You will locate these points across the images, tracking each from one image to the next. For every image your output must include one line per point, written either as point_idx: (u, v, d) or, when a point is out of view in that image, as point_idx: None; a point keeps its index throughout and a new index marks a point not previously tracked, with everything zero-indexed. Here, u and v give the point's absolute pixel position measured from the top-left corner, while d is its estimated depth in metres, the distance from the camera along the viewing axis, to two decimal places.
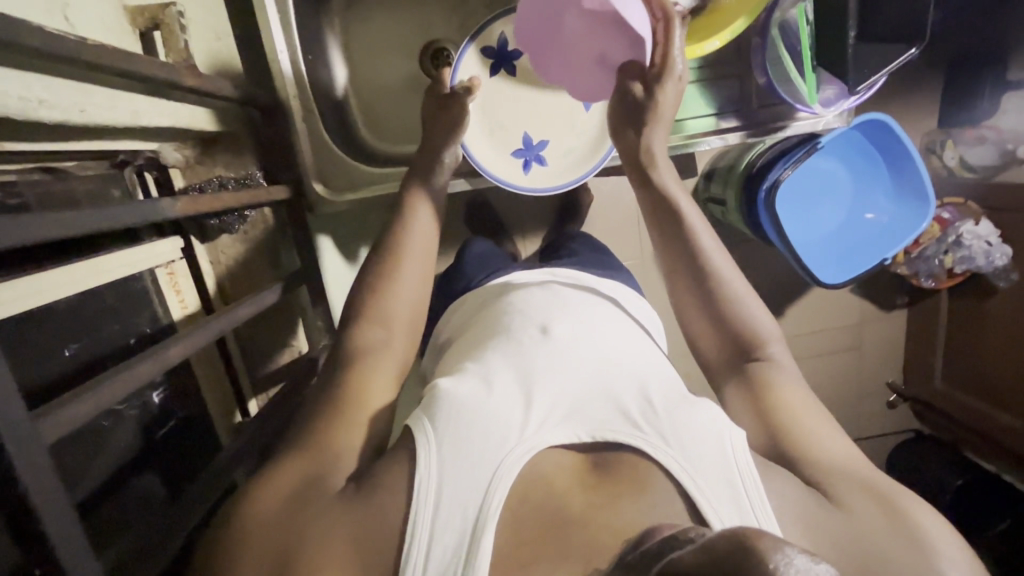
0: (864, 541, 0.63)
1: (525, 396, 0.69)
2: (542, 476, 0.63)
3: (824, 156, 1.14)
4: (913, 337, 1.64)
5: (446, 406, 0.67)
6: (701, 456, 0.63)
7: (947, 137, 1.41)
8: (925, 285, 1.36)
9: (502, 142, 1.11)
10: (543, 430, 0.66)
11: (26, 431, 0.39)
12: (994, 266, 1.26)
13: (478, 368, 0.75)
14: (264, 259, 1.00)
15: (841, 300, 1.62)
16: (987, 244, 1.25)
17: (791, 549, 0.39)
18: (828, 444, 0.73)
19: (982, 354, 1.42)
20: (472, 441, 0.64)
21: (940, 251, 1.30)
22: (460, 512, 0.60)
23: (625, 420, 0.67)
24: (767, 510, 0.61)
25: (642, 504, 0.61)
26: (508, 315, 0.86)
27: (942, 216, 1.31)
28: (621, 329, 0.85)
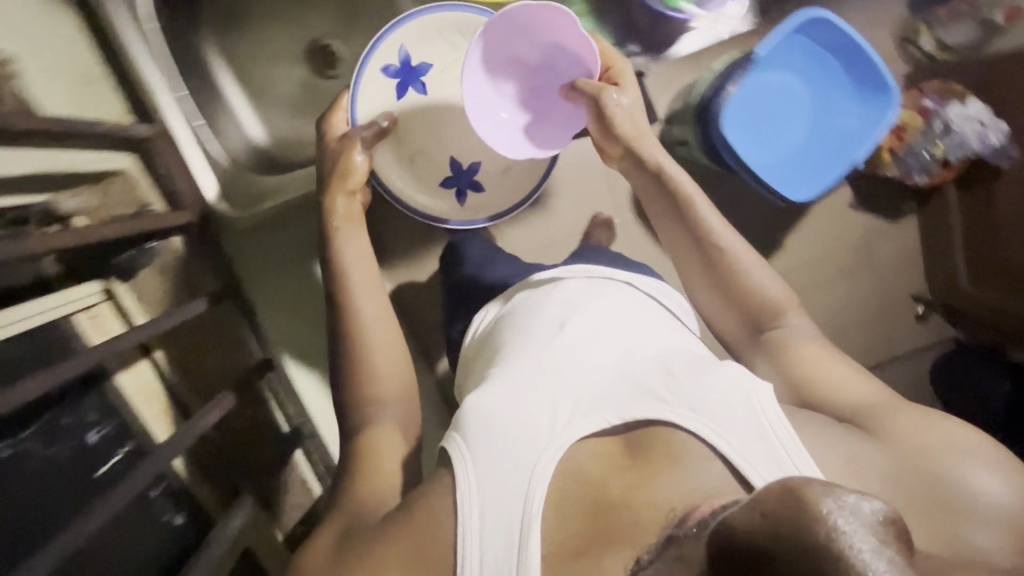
0: (909, 460, 0.64)
1: (547, 393, 0.72)
2: (578, 468, 0.67)
3: (771, 68, 1.07)
4: (931, 240, 1.54)
5: (477, 418, 0.72)
6: (730, 417, 0.66)
7: (919, 22, 1.31)
8: (919, 183, 1.23)
9: (423, 174, 1.31)
10: (572, 424, 0.69)
11: None
12: (989, 145, 1.14)
13: (500, 374, 0.78)
14: (182, 287, 1.06)
15: (840, 218, 1.54)
16: (979, 125, 1.13)
17: (845, 492, 0.40)
18: (853, 388, 0.73)
19: (1001, 243, 1.32)
20: (506, 445, 0.67)
21: (929, 143, 1.19)
22: (507, 514, 0.63)
23: (653, 398, 0.69)
24: (806, 460, 0.62)
25: (679, 475, 0.64)
26: (524, 317, 0.88)
27: (924, 105, 1.19)
28: (639, 309, 0.87)
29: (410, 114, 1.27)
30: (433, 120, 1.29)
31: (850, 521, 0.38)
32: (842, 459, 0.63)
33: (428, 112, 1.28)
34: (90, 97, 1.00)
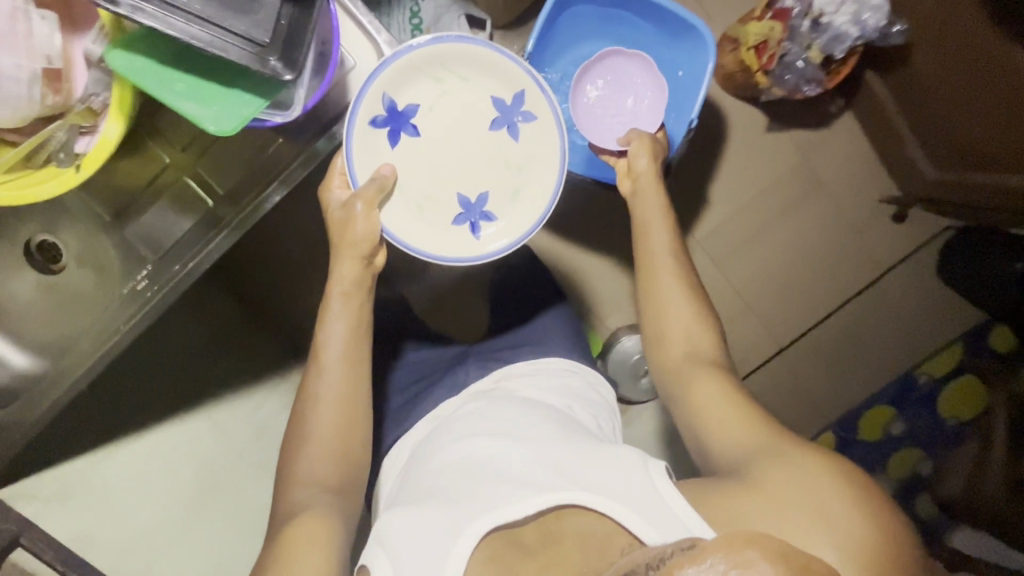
0: (802, 511, 0.56)
1: (464, 494, 0.66)
2: (494, 562, 0.60)
3: (578, 47, 1.07)
4: (873, 134, 1.33)
5: (396, 525, 0.65)
6: (625, 490, 0.61)
7: None
8: (811, 95, 1.05)
9: (436, 217, 0.85)
10: (483, 511, 0.62)
11: None
12: (871, 27, 0.96)
13: (424, 481, 0.72)
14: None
15: (764, 146, 1.35)
16: (854, 8, 0.96)
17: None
18: (745, 437, 0.66)
19: (937, 115, 1.11)
20: (420, 552, 0.61)
21: (804, 47, 1.01)
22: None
23: (557, 479, 0.64)
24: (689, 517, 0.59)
25: (588, 552, 0.57)
26: (434, 426, 0.83)
27: (785, 6, 1.00)
28: (538, 396, 0.82)
29: (410, 166, 0.84)
30: (424, 166, 0.85)
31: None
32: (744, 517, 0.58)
33: (422, 160, 0.84)
34: None
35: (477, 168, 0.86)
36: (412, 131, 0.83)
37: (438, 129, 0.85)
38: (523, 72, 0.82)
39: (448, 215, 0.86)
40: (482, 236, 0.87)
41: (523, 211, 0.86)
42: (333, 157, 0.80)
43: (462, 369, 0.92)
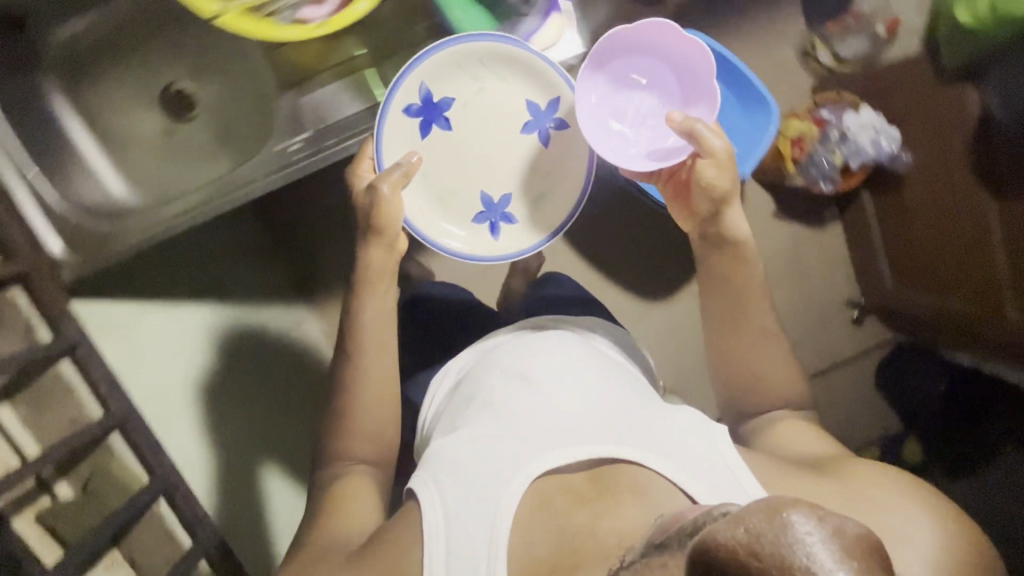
0: (853, 492, 0.65)
1: (516, 440, 0.72)
2: (545, 505, 0.67)
3: None
4: (854, 246, 1.55)
5: (450, 461, 0.72)
6: (682, 454, 0.68)
7: (815, 36, 1.35)
8: (824, 190, 1.25)
9: (457, 212, 1.02)
10: (535, 458, 0.69)
11: None
12: (885, 151, 1.17)
13: (473, 421, 0.78)
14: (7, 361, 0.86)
15: (766, 229, 1.56)
16: (875, 130, 1.17)
17: (800, 520, 0.34)
18: (811, 446, 0.76)
19: (917, 235, 1.29)
20: (472, 486, 0.68)
21: (829, 151, 1.21)
22: (476, 543, 0.65)
23: (609, 438, 0.70)
24: (751, 481, 0.66)
25: (641, 504, 0.63)
26: (488, 368, 0.88)
27: (821, 116, 1.23)
28: (598, 358, 0.86)
29: (438, 155, 1.00)
30: (451, 158, 1.01)
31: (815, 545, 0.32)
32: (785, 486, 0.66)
33: (455, 149, 1.00)
34: None
35: (497, 174, 1.02)
36: (444, 123, 0.99)
37: (463, 127, 1.00)
38: (558, 78, 0.98)
39: (472, 211, 1.02)
40: (499, 235, 1.03)
41: (543, 213, 1.03)
42: (366, 144, 0.95)
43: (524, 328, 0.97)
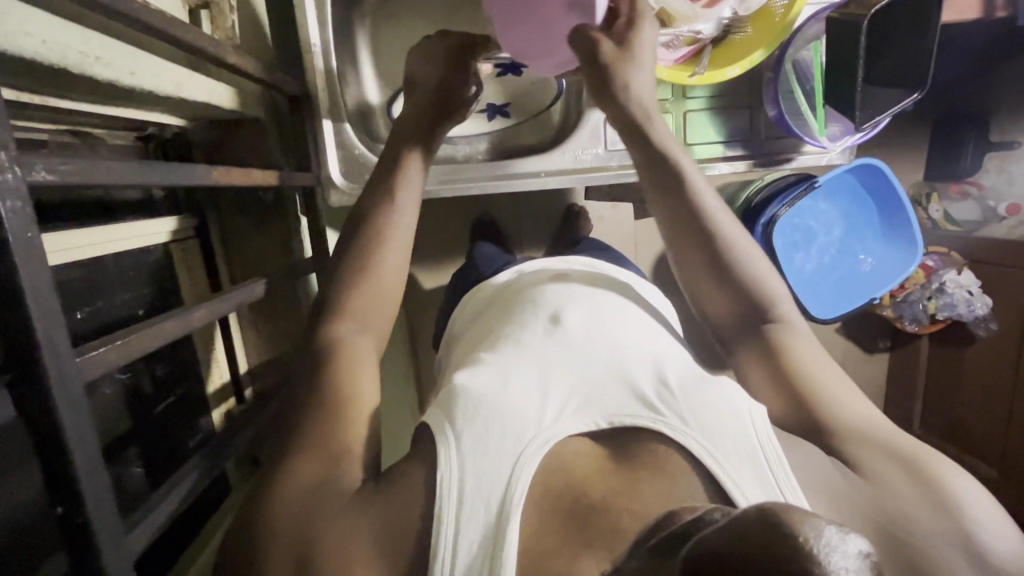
0: (894, 509, 0.52)
1: (544, 385, 0.60)
2: (561, 465, 0.53)
3: (821, 195, 1.10)
4: (892, 381, 1.63)
5: (464, 398, 0.58)
6: (718, 429, 0.54)
7: (933, 190, 1.46)
8: (908, 328, 1.41)
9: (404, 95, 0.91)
10: (562, 418, 0.56)
11: (71, 386, 0.30)
12: (974, 314, 1.33)
13: (505, 355, 0.65)
14: (273, 241, 0.75)
15: (828, 340, 1.59)
16: (969, 294, 1.32)
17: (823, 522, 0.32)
18: (852, 407, 0.60)
19: (961, 397, 1.43)
20: (492, 435, 0.54)
21: (925, 297, 1.36)
22: (481, 504, 0.50)
23: (639, 405, 0.57)
24: (794, 489, 0.51)
25: (664, 488, 0.51)
26: (522, 301, 0.75)
27: (927, 263, 1.35)
28: (639, 317, 0.73)
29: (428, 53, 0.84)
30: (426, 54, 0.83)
31: (834, 558, 0.29)
32: (822, 488, 0.52)
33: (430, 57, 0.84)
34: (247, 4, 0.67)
35: None
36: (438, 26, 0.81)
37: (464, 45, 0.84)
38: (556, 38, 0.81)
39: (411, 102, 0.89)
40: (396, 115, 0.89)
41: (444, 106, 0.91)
42: None
43: (561, 271, 0.82)
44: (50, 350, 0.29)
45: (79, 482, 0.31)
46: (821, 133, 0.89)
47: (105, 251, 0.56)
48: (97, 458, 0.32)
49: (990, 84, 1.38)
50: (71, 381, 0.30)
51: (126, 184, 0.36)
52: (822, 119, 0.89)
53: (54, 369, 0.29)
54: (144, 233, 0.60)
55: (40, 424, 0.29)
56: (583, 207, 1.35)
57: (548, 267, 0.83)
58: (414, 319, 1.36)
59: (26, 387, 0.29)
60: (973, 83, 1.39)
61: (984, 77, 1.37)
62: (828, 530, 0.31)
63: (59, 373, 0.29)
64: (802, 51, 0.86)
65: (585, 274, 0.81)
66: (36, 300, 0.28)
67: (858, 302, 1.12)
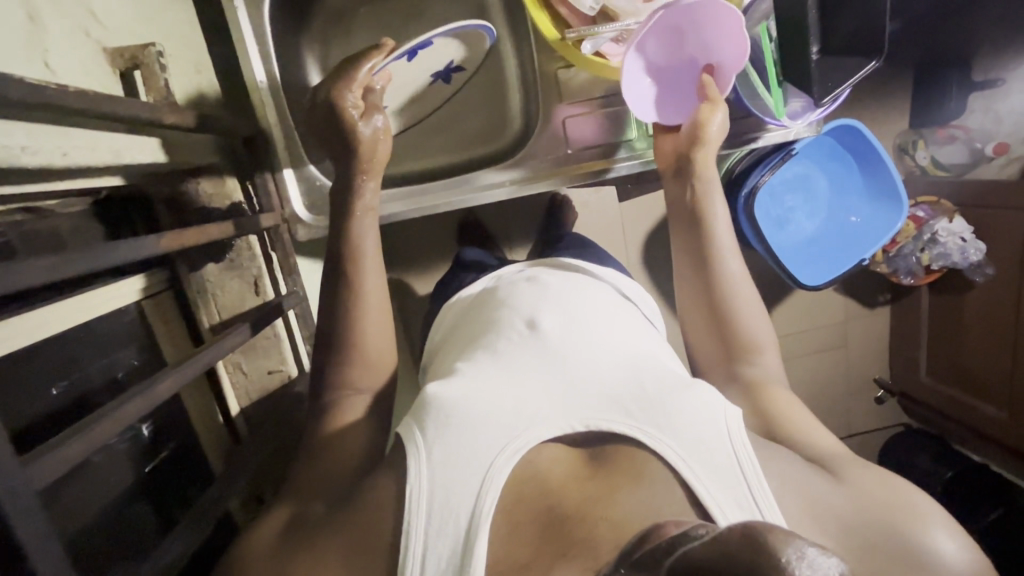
0: (873, 510, 0.56)
1: (516, 389, 0.60)
2: (534, 473, 0.54)
3: (803, 160, 1.09)
4: (898, 333, 1.63)
5: (437, 409, 0.59)
6: (694, 438, 0.55)
7: (918, 137, 1.43)
8: (905, 282, 1.41)
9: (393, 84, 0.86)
10: (534, 423, 0.57)
11: (13, 477, 0.32)
12: (968, 261, 1.30)
13: (480, 362, 0.65)
14: (246, 284, 0.75)
15: (826, 299, 1.59)
16: (962, 240, 1.30)
17: (806, 543, 0.33)
18: (821, 437, 0.65)
19: (963, 343, 1.42)
20: (462, 443, 0.55)
21: (917, 249, 1.36)
22: (453, 520, 0.52)
23: (615, 408, 0.58)
24: (766, 495, 0.53)
25: (640, 493, 0.52)
26: (497, 308, 0.75)
27: (918, 214, 1.37)
28: (614, 316, 0.73)
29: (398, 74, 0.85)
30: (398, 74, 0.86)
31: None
32: (798, 490, 0.55)
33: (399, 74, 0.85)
34: (194, 57, 0.70)
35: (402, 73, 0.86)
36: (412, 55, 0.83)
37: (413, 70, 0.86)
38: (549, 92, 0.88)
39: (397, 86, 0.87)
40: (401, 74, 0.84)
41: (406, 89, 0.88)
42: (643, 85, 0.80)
43: (535, 275, 0.82)
44: None
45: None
46: (783, 112, 0.89)
47: (75, 320, 0.58)
48: (57, 550, 0.34)
49: (965, 23, 1.35)
50: (19, 486, 0.33)
51: (66, 276, 0.39)
52: (780, 98, 0.88)
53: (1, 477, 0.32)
54: (109, 296, 0.61)
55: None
56: (566, 196, 1.34)
57: (524, 274, 0.83)
58: (412, 327, 1.37)
59: None
60: (949, 25, 1.36)
61: (958, 17, 1.35)
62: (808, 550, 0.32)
63: (4, 480, 0.32)
64: (752, 29, 0.84)
65: (559, 276, 0.81)
66: None
67: (847, 265, 1.09)
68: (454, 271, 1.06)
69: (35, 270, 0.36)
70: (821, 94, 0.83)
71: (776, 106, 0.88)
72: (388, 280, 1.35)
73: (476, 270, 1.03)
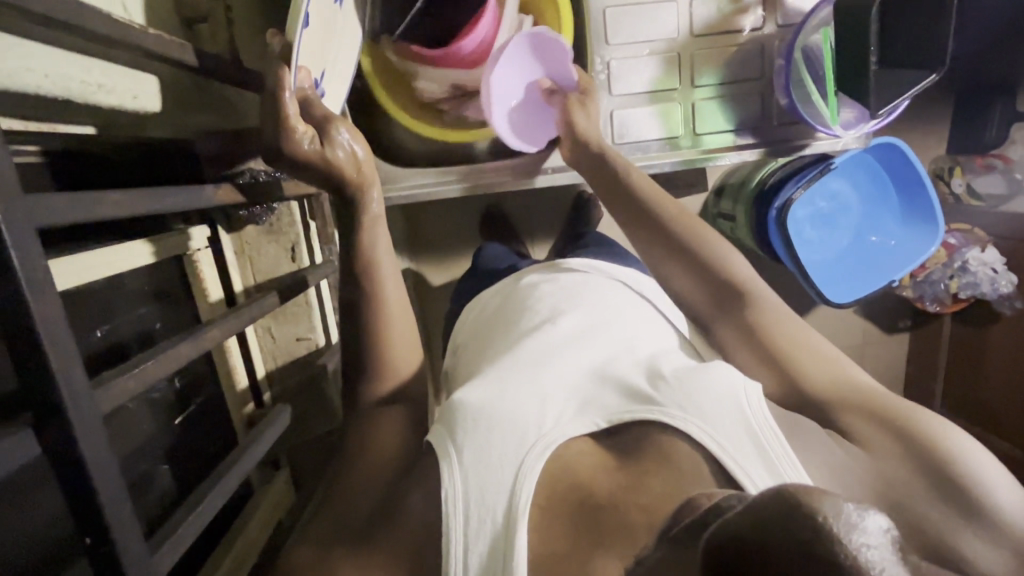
0: (900, 464, 0.56)
1: (541, 390, 0.60)
2: (566, 466, 0.55)
3: (835, 176, 1.07)
4: (915, 361, 1.61)
5: (463, 414, 0.59)
6: (716, 417, 0.55)
7: (955, 164, 1.41)
8: (930, 309, 1.40)
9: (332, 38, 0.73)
10: (562, 420, 0.57)
11: (82, 402, 0.33)
12: (998, 293, 1.30)
13: (502, 363, 0.66)
14: (280, 251, 0.77)
15: (845, 320, 1.58)
16: (993, 271, 1.29)
17: (845, 502, 0.30)
18: (830, 387, 0.63)
19: (981, 376, 1.41)
20: (493, 443, 0.55)
21: (946, 276, 1.34)
22: (490, 515, 0.52)
23: (637, 400, 0.58)
24: (796, 467, 0.53)
25: (670, 478, 0.52)
26: (519, 315, 0.75)
27: (949, 241, 1.34)
28: (633, 313, 0.73)
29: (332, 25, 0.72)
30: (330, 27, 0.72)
31: (857, 538, 0.28)
32: (823, 466, 0.56)
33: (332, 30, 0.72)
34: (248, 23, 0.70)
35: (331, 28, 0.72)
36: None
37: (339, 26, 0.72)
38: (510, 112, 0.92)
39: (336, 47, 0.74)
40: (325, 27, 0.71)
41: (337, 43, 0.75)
42: (520, 127, 0.92)
43: (558, 274, 0.82)
44: (64, 389, 0.32)
45: (101, 504, 0.34)
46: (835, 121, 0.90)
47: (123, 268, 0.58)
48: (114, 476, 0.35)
49: None
50: (86, 414, 0.33)
51: (106, 216, 0.38)
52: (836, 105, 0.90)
53: (73, 403, 0.33)
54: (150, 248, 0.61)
55: (61, 453, 0.33)
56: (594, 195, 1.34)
57: (549, 273, 0.83)
58: (428, 313, 1.37)
59: (42, 405, 0.32)
60: None
61: None
62: (847, 506, 0.30)
63: (74, 405, 0.33)
64: (812, 36, 0.87)
65: (580, 274, 0.81)
66: (40, 310, 0.31)
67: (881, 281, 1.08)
68: (478, 266, 1.06)
69: (80, 201, 0.36)
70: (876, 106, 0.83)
71: (829, 113, 0.89)
72: (408, 266, 1.35)
73: (503, 264, 1.03)
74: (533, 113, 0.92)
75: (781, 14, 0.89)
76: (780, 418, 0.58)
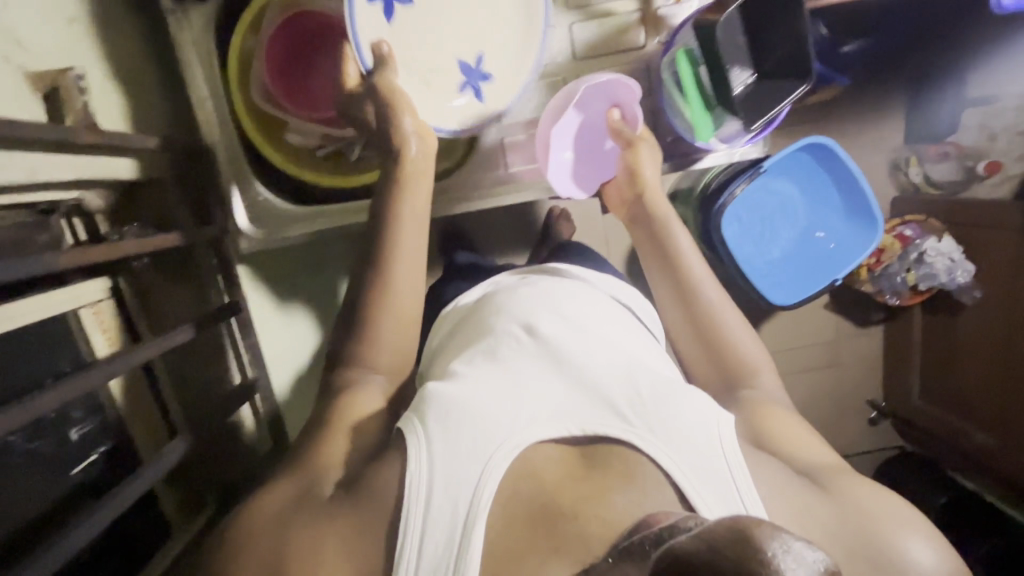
0: (860, 517, 0.55)
1: (516, 389, 0.59)
2: (531, 470, 0.53)
3: (773, 177, 1.06)
4: (892, 353, 1.58)
5: (437, 404, 0.57)
6: (689, 442, 0.54)
7: (912, 153, 1.38)
8: (891, 303, 1.38)
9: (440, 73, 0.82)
10: (533, 422, 0.56)
11: None
12: (956, 283, 1.28)
13: (479, 360, 0.64)
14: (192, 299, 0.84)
15: (813, 316, 1.56)
16: (951, 261, 1.27)
17: (791, 536, 0.32)
18: (808, 449, 0.64)
19: (954, 366, 1.38)
20: (465, 437, 0.54)
21: (904, 269, 1.33)
22: (449, 510, 0.51)
23: (610, 411, 0.56)
24: (755, 498, 0.52)
25: (633, 494, 0.51)
26: (492, 312, 0.73)
27: (904, 234, 1.33)
28: (612, 320, 0.71)
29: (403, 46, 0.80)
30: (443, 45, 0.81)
31: (796, 568, 0.30)
32: (789, 496, 0.54)
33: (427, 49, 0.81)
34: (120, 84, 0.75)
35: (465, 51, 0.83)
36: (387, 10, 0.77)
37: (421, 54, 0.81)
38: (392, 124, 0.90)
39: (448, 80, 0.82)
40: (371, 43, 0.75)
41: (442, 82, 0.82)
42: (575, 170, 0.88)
43: (534, 279, 0.80)
44: None
45: None
46: (711, 135, 0.90)
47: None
48: None
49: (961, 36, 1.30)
50: None
51: None
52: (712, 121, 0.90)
53: None
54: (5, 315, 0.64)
55: None
56: (564, 211, 1.32)
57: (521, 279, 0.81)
58: None
59: None
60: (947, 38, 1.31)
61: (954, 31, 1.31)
62: (787, 538, 0.32)
63: None
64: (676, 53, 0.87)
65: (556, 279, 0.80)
66: None
67: (819, 284, 1.08)
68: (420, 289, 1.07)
69: None
70: (751, 119, 0.90)
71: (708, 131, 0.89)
72: None
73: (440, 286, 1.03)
74: (590, 162, 0.88)
75: (666, 31, 0.85)
76: (746, 448, 0.57)
